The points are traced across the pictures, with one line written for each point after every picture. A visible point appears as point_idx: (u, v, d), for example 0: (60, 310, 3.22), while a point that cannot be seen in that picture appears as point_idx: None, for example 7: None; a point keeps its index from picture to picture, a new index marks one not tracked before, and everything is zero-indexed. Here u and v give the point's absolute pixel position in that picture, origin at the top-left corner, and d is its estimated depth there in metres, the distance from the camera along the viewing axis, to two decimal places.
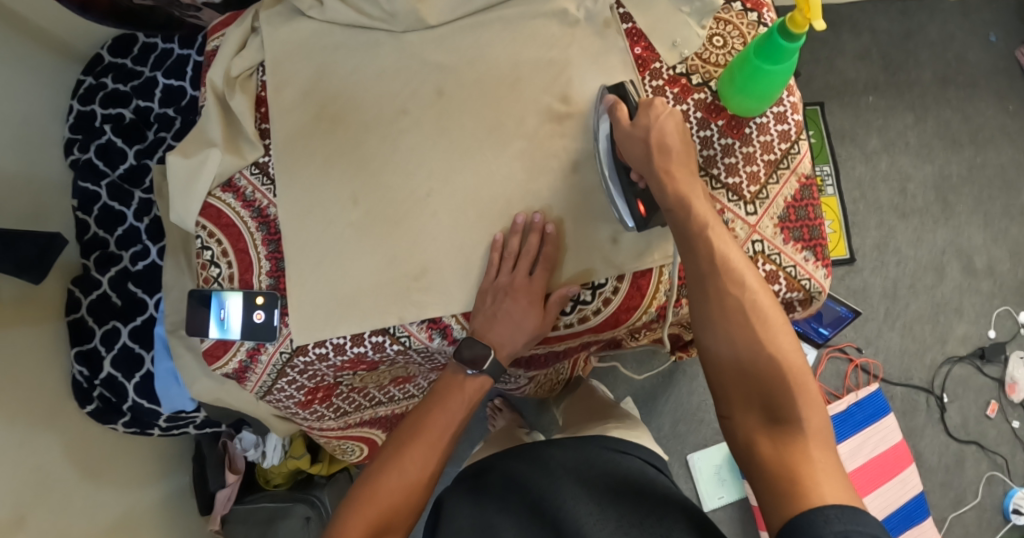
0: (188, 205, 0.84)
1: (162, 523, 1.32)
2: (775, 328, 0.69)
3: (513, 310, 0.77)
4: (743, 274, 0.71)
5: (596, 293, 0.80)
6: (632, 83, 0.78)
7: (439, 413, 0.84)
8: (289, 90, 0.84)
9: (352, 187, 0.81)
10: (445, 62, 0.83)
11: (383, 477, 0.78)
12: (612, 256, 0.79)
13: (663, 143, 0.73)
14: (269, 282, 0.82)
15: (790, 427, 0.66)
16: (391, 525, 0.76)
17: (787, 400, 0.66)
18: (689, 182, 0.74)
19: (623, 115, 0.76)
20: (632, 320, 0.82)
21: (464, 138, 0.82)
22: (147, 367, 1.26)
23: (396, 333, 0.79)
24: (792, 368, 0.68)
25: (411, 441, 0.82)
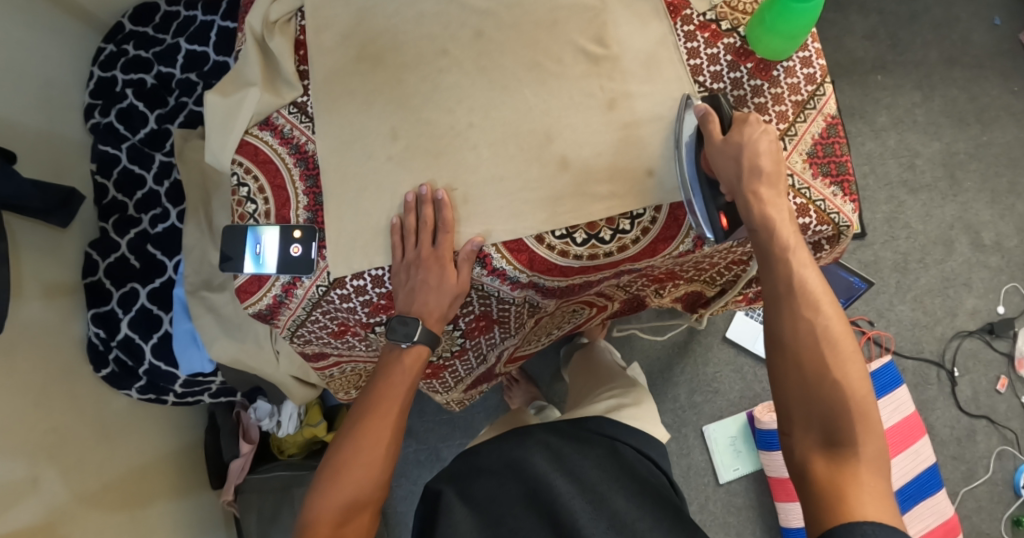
0: (226, 143, 0.85)
1: (173, 491, 1.32)
2: (843, 354, 0.72)
3: (428, 279, 0.80)
4: (818, 297, 0.74)
5: (635, 223, 0.81)
6: (724, 96, 0.78)
7: (387, 387, 0.85)
8: (329, 34, 0.86)
9: (393, 122, 0.83)
10: (484, 4, 0.85)
11: (344, 457, 0.81)
12: (649, 189, 0.81)
13: (754, 161, 0.74)
14: (306, 216, 0.82)
15: (844, 450, 0.70)
16: (357, 502, 0.79)
17: (844, 425, 0.71)
18: (775, 200, 0.76)
19: (715, 129, 0.76)
20: (670, 251, 0.83)
21: (502, 77, 0.83)
22: (165, 328, 1.25)
23: None
24: (852, 392, 0.72)
25: (365, 419, 0.83)
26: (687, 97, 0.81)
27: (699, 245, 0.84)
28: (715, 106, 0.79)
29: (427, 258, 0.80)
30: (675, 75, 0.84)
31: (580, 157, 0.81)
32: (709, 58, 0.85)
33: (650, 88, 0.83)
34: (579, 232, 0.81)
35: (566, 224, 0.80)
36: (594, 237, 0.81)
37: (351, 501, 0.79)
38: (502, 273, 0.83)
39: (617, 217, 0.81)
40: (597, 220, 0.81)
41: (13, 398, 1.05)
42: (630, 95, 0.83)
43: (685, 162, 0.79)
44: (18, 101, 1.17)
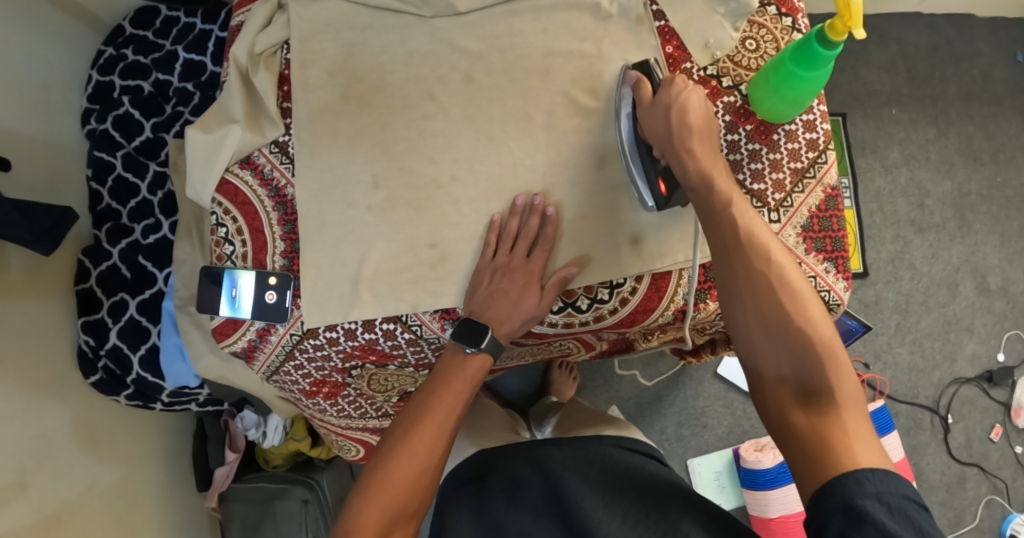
0: (207, 179, 0.84)
1: (159, 495, 1.33)
2: (802, 298, 0.67)
3: (510, 289, 0.77)
4: (767, 241, 0.69)
5: (614, 293, 0.80)
6: (655, 61, 0.78)
7: (443, 391, 0.78)
8: (315, 69, 0.83)
9: (375, 168, 0.81)
10: (475, 48, 0.82)
11: (394, 463, 0.72)
12: (631, 258, 0.79)
13: (685, 114, 0.71)
14: (282, 262, 0.82)
15: (820, 396, 0.63)
16: (402, 510, 0.71)
17: (816, 371, 0.64)
18: (711, 160, 0.72)
19: (646, 92, 0.75)
20: (649, 322, 0.82)
21: (489, 127, 0.81)
22: (153, 341, 1.26)
23: (408, 322, 0.81)
24: (817, 335, 0.65)
25: (418, 422, 0.75)
26: (624, 66, 0.80)
27: (679, 318, 0.82)
28: (646, 73, 0.78)
29: (532, 271, 0.78)
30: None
31: (566, 214, 0.80)
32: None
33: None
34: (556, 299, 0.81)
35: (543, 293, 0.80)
36: (571, 305, 0.81)
37: (396, 510, 0.71)
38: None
39: (596, 287, 0.80)
40: (575, 289, 0.80)
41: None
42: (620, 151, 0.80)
43: (622, 131, 0.78)
44: (13, 107, 1.16)
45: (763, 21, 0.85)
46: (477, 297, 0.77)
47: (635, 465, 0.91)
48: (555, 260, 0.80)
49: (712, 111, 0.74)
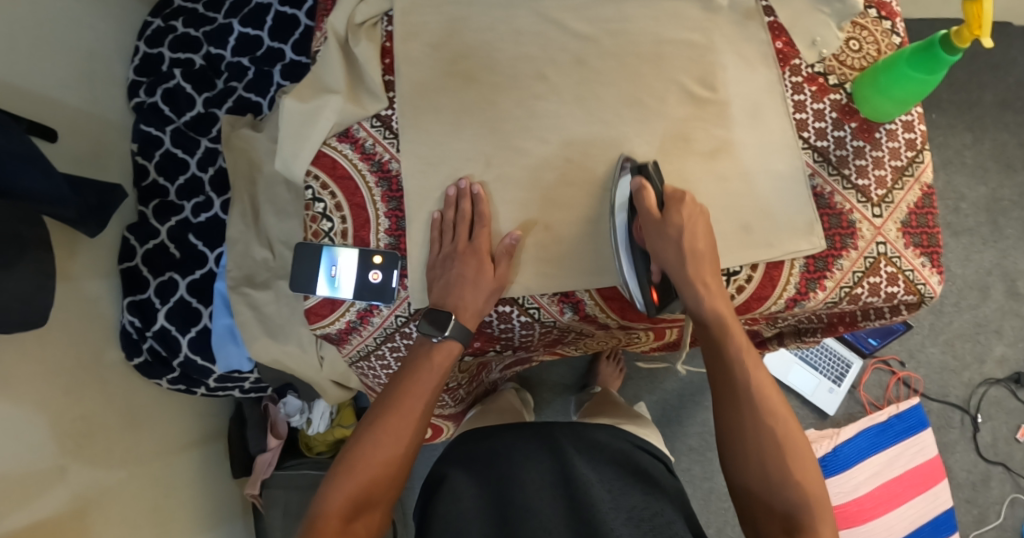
0: (301, 152, 0.81)
1: (197, 482, 1.30)
2: (787, 427, 0.75)
3: (464, 272, 0.77)
4: (758, 378, 0.76)
5: (731, 280, 0.82)
6: (653, 164, 0.76)
7: (415, 385, 0.80)
8: (416, 43, 0.81)
9: (483, 148, 0.80)
10: (587, 31, 0.81)
11: (362, 450, 0.77)
12: (747, 246, 0.80)
13: (694, 244, 0.74)
14: (388, 241, 0.81)
15: (798, 525, 0.72)
16: (371, 497, 0.76)
17: (795, 495, 0.73)
18: (718, 289, 0.77)
19: (652, 204, 0.74)
20: (761, 310, 0.83)
21: (601, 110, 0.80)
22: (204, 323, 1.21)
23: (526, 305, 0.82)
24: (795, 458, 0.74)
25: (385, 414, 0.78)
26: (624, 160, 0.78)
27: (790, 307, 0.83)
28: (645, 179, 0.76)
29: (473, 253, 0.77)
30: (779, 127, 0.83)
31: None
32: (816, 113, 0.86)
33: (753, 137, 0.82)
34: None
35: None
36: None
37: (362, 496, 0.75)
38: (593, 318, 0.84)
39: None
40: None
41: (39, 386, 1.03)
42: (733, 145, 0.81)
43: (616, 229, 0.78)
44: (57, 78, 1.14)
45: (865, 23, 0.89)
46: (447, 287, 0.77)
47: (630, 460, 0.92)
48: (498, 235, 0.80)
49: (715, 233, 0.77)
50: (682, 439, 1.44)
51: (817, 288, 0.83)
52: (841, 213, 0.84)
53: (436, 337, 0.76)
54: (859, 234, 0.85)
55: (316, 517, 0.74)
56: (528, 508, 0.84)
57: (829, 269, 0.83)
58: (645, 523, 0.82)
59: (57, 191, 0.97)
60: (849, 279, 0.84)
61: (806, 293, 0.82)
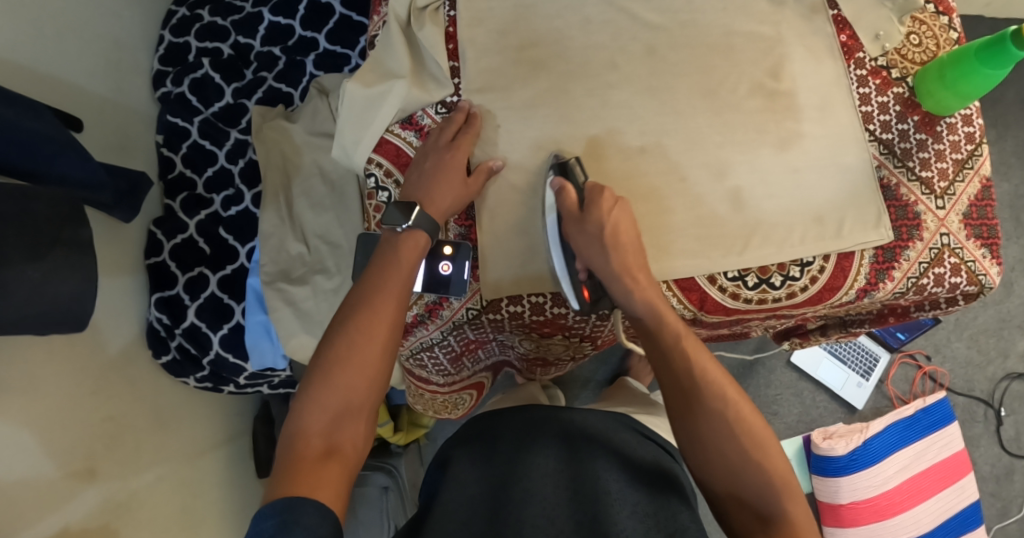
0: (363, 139, 0.83)
1: (224, 486, 1.26)
2: (746, 411, 0.73)
3: (435, 170, 0.80)
4: (704, 366, 0.75)
5: (805, 270, 0.82)
6: (575, 163, 0.79)
7: (388, 286, 0.75)
8: (483, 29, 0.83)
9: (556, 134, 0.82)
10: (656, 21, 0.84)
11: (336, 353, 0.72)
12: (819, 237, 0.82)
13: (618, 233, 0.77)
14: (458, 231, 0.84)
15: (776, 520, 0.68)
16: (352, 406, 0.71)
17: (760, 482, 0.70)
18: (653, 287, 0.79)
19: (572, 200, 0.78)
20: (834, 301, 0.83)
21: (675, 99, 0.83)
22: (236, 319, 1.19)
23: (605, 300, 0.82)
24: (760, 443, 0.71)
25: (360, 316, 0.74)
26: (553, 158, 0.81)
27: (861, 297, 0.84)
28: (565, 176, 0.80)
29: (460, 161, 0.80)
30: (848, 120, 0.85)
31: (755, 193, 0.82)
32: (880, 106, 0.86)
33: (822, 130, 0.84)
34: (751, 275, 0.82)
35: (741, 267, 0.81)
36: (765, 282, 0.82)
37: (343, 408, 0.71)
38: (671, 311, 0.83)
39: (789, 264, 0.82)
40: (769, 265, 0.82)
41: (66, 384, 1.00)
42: (802, 136, 0.83)
43: (548, 229, 0.81)
44: (85, 66, 1.11)
45: (924, 19, 0.90)
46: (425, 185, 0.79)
47: (647, 459, 0.85)
48: (482, 153, 0.83)
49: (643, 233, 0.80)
50: None
51: (886, 279, 0.84)
52: (907, 205, 0.85)
53: (402, 224, 0.77)
54: (924, 226, 0.86)
55: (293, 437, 0.69)
56: (531, 489, 0.77)
57: (896, 260, 0.84)
58: (650, 517, 0.74)
59: (90, 169, 0.98)
60: (915, 270, 0.85)
61: (876, 283, 0.83)
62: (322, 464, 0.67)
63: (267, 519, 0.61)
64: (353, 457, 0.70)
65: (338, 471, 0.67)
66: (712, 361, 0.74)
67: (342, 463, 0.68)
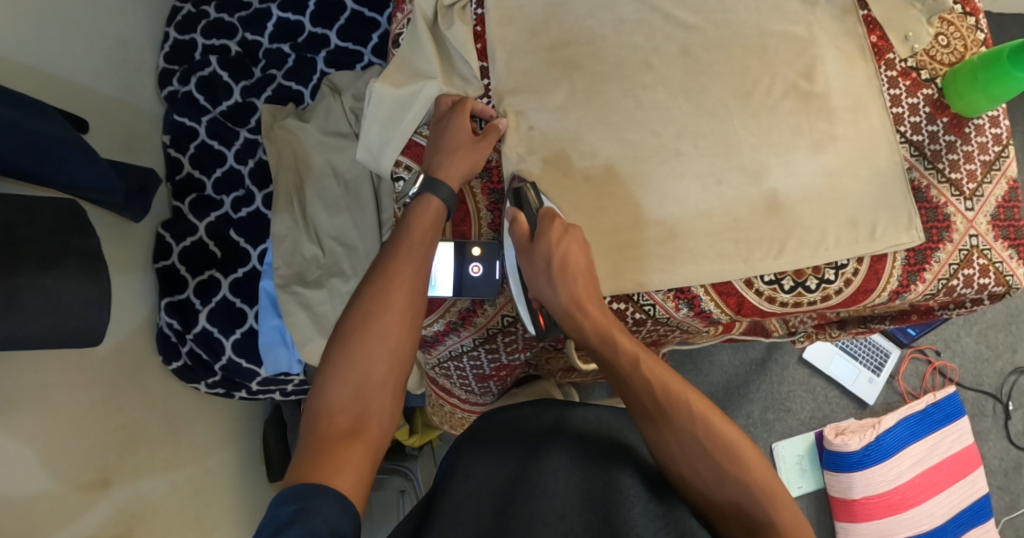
0: (389, 141, 0.81)
1: (238, 493, 1.24)
2: (715, 417, 0.73)
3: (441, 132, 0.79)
4: (667, 373, 0.75)
5: (839, 273, 0.81)
6: (528, 189, 0.78)
7: (406, 258, 0.75)
8: (512, 28, 0.82)
9: (590, 136, 0.81)
10: (691, 21, 0.83)
11: (360, 326, 0.72)
12: (852, 239, 0.81)
13: (566, 266, 0.76)
14: (490, 235, 0.83)
15: (766, 530, 0.67)
16: (373, 382, 0.70)
17: (735, 488, 0.69)
18: (604, 316, 0.77)
19: (520, 230, 0.78)
20: (866, 303, 0.83)
21: (708, 100, 0.82)
22: (249, 324, 1.16)
23: (641, 302, 0.81)
24: (735, 452, 0.71)
25: (383, 290, 0.73)
26: (509, 179, 0.80)
27: (893, 299, 0.83)
28: (519, 204, 0.79)
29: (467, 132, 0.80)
30: (880, 122, 0.84)
31: (791, 196, 0.81)
32: (910, 107, 0.86)
33: (855, 132, 0.83)
34: (787, 278, 0.81)
35: (776, 272, 0.80)
36: (801, 285, 0.81)
37: (365, 384, 0.70)
38: (707, 315, 0.82)
39: (824, 267, 0.81)
40: (804, 268, 0.81)
41: (77, 394, 0.97)
42: (835, 138, 0.83)
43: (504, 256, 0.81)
44: (91, 65, 1.08)
45: (951, 20, 0.90)
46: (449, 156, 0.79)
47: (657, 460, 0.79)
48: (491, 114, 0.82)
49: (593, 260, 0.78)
50: None
51: (918, 280, 0.83)
52: (937, 207, 0.85)
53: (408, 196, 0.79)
54: (953, 227, 0.85)
55: (317, 414, 0.68)
56: (540, 488, 0.71)
57: (928, 262, 0.84)
58: (660, 517, 0.70)
59: (99, 171, 0.95)
60: (945, 271, 0.85)
61: (909, 285, 0.83)
62: (345, 440, 0.66)
63: (287, 504, 0.59)
64: (380, 435, 0.69)
65: (363, 448, 0.66)
66: (676, 379, 0.73)
67: (367, 439, 0.67)
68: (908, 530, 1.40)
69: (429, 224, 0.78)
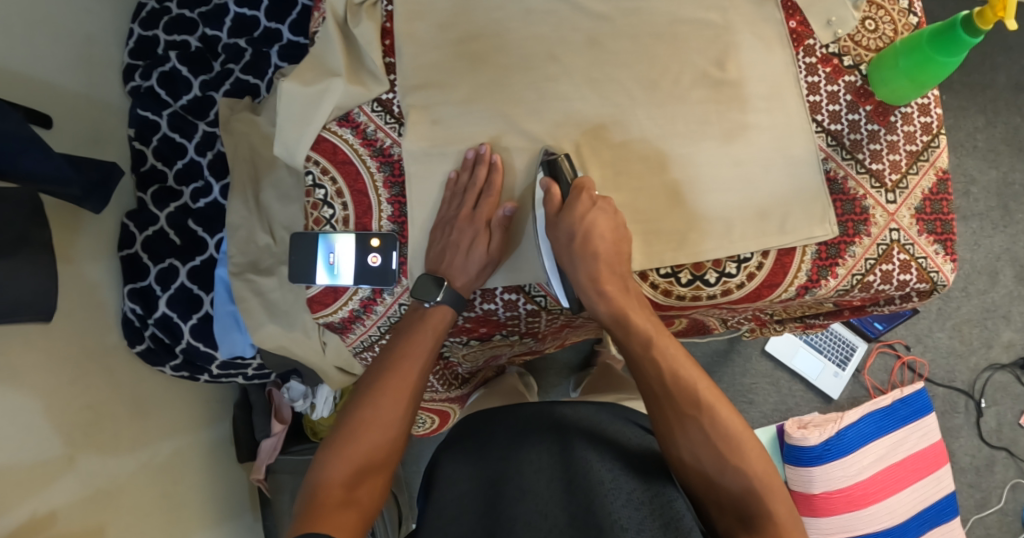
0: (302, 138, 0.85)
1: (205, 469, 1.32)
2: (720, 407, 0.79)
3: (460, 241, 0.83)
4: (678, 357, 0.81)
5: (742, 267, 0.84)
6: (563, 161, 0.80)
7: (409, 355, 0.85)
8: (422, 24, 0.84)
9: (494, 127, 0.84)
10: (600, 10, 0.84)
11: (364, 413, 0.82)
12: (761, 232, 0.83)
13: (588, 240, 0.79)
14: (391, 227, 0.87)
15: (757, 520, 0.73)
16: (372, 461, 0.80)
17: (738, 480, 0.76)
18: (626, 299, 0.81)
19: (552, 203, 0.80)
20: (772, 298, 0.86)
21: (617, 92, 0.84)
22: (206, 309, 1.20)
23: (531, 293, 0.88)
24: (736, 446, 0.77)
25: (385, 378, 0.83)
26: (545, 152, 0.83)
27: (801, 294, 0.85)
28: (554, 175, 0.81)
29: (493, 221, 0.84)
30: (796, 111, 0.85)
31: (695, 186, 0.83)
32: (829, 95, 0.86)
33: (769, 121, 0.84)
34: (684, 272, 0.84)
35: (673, 264, 0.83)
36: (699, 278, 0.84)
37: (364, 464, 0.80)
38: None
39: (725, 261, 0.84)
40: (704, 262, 0.84)
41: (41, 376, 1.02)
42: (747, 129, 0.84)
43: (537, 225, 0.83)
44: (56, 61, 1.12)
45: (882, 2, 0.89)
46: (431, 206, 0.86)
47: (648, 450, 0.82)
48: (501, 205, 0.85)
49: (624, 234, 0.81)
50: None
51: (829, 275, 0.85)
52: (854, 199, 0.85)
53: (431, 299, 0.83)
54: (872, 220, 0.85)
55: (316, 488, 0.78)
56: (523, 490, 0.78)
57: (841, 256, 0.85)
58: (647, 506, 0.72)
59: (52, 168, 0.97)
60: (861, 266, 0.85)
61: (816, 280, 0.85)
62: (340, 511, 0.76)
63: None
64: (370, 506, 0.79)
65: (353, 518, 0.76)
66: (688, 369, 0.79)
67: (358, 511, 0.77)
68: (869, 525, 1.38)
69: (438, 329, 0.86)
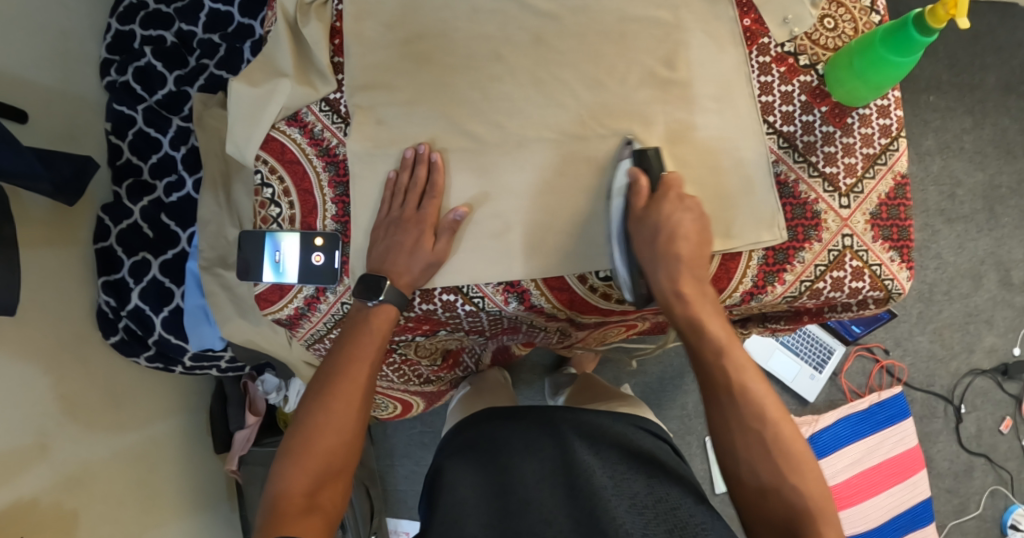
0: (252, 136, 0.88)
1: (179, 458, 1.34)
2: (784, 424, 0.78)
3: (404, 240, 0.84)
4: (748, 366, 0.80)
5: None
6: (654, 152, 0.81)
7: (356, 360, 0.85)
8: (370, 22, 0.86)
9: (434, 128, 0.86)
10: (547, 8, 0.86)
11: (317, 421, 0.82)
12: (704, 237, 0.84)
13: (673, 240, 0.80)
14: (334, 226, 0.88)
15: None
16: (333, 465, 0.81)
17: (791, 499, 0.75)
18: (700, 303, 0.81)
19: (639, 198, 0.81)
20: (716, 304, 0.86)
21: (565, 94, 0.85)
22: (177, 302, 1.22)
23: (470, 294, 0.87)
24: (794, 464, 0.76)
25: (334, 385, 0.84)
26: (627, 143, 0.84)
27: (746, 300, 0.86)
28: (643, 166, 0.82)
29: (438, 226, 0.85)
30: (746, 111, 0.85)
31: None
32: (782, 95, 0.86)
33: (718, 122, 0.85)
34: None
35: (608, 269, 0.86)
36: None
37: (324, 470, 0.81)
38: (539, 308, 0.89)
39: None
40: None
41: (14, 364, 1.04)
42: (694, 128, 0.85)
43: (612, 219, 0.83)
44: (34, 53, 1.14)
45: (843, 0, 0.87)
46: (373, 206, 0.87)
47: (650, 452, 0.87)
48: (446, 208, 0.86)
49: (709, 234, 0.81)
50: (660, 422, 1.52)
51: (774, 280, 0.85)
52: (805, 203, 0.85)
53: (372, 300, 0.83)
54: (823, 225, 0.85)
55: (277, 498, 0.78)
56: (526, 499, 0.80)
57: (789, 262, 0.85)
58: (650, 510, 0.77)
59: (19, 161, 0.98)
60: (811, 272, 0.85)
61: (762, 285, 0.85)
62: (304, 518, 0.77)
63: None
64: (333, 511, 0.80)
65: (317, 525, 0.77)
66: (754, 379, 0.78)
67: (322, 517, 0.78)
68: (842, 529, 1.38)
69: (383, 331, 0.86)
